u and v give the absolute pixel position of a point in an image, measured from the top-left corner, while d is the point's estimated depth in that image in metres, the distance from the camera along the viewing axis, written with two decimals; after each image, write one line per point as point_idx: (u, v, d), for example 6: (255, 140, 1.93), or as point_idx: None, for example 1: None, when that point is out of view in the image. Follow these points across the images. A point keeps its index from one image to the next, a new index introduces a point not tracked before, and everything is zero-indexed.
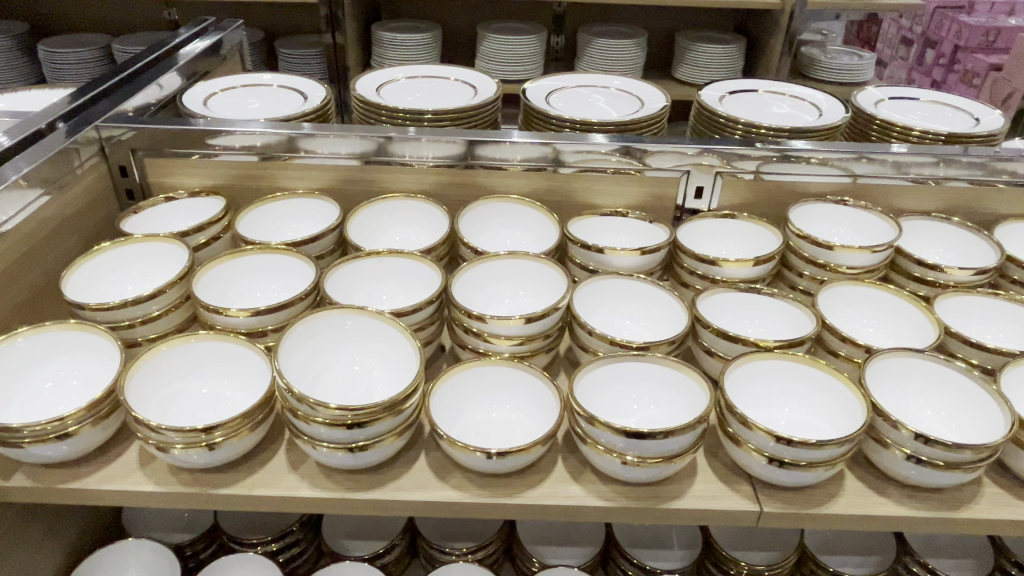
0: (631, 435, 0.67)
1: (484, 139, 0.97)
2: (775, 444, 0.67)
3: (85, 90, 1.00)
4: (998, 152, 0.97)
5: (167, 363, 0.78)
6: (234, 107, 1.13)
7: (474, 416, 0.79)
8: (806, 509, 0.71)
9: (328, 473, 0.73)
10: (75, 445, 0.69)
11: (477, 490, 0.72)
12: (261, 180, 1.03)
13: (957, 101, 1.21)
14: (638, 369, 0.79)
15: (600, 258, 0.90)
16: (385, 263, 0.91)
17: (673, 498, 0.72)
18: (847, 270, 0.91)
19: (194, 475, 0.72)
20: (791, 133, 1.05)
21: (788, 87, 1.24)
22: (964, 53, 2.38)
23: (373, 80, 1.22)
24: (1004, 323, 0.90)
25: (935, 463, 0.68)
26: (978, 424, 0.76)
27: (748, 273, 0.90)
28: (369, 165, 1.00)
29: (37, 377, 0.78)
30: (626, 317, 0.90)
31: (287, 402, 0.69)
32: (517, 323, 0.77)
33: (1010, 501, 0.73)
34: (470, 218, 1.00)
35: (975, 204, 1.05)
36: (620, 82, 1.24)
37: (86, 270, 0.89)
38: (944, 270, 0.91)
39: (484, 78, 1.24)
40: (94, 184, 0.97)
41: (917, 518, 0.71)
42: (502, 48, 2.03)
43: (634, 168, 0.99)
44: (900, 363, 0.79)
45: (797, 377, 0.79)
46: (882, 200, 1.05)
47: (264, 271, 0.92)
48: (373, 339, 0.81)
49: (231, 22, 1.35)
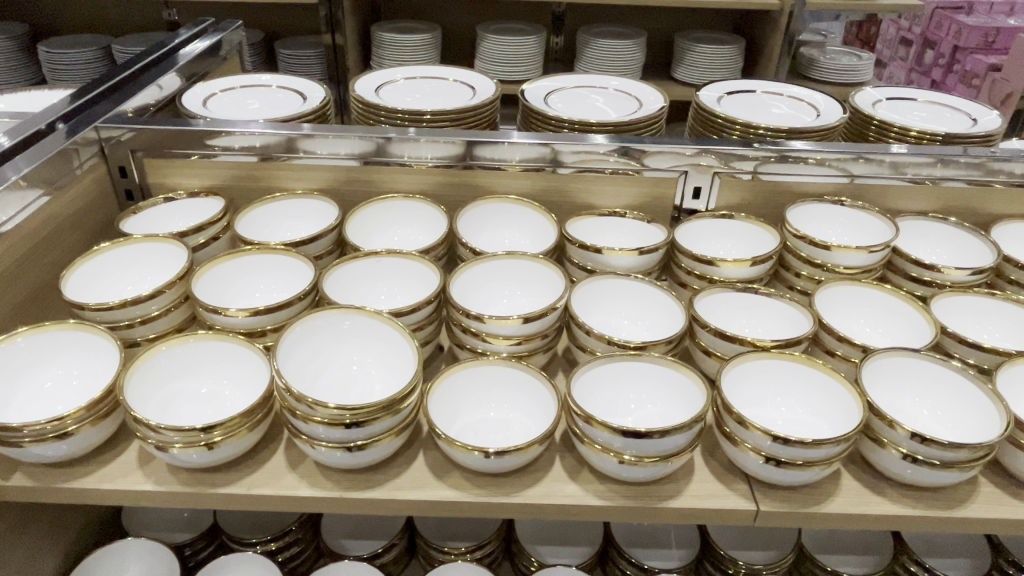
0: (628, 434, 0.67)
1: (482, 139, 0.97)
2: (772, 444, 0.68)
3: (85, 91, 1.00)
4: (996, 152, 0.98)
5: (166, 363, 0.78)
6: (234, 108, 1.13)
7: (472, 415, 0.79)
8: (802, 508, 0.72)
9: (326, 472, 0.74)
10: (75, 444, 0.70)
11: (475, 489, 0.72)
12: (261, 181, 1.03)
13: (955, 102, 1.21)
14: (636, 369, 0.79)
15: (598, 258, 0.90)
16: (383, 263, 0.91)
17: (670, 497, 0.72)
18: (844, 270, 0.92)
19: (193, 474, 0.73)
20: (789, 133, 1.05)
21: (786, 88, 1.24)
22: (964, 53, 2.38)
23: (372, 80, 1.22)
24: (1001, 323, 0.90)
25: (931, 463, 0.69)
26: (973, 423, 0.76)
27: (745, 273, 0.90)
28: (368, 166, 1.01)
29: (37, 376, 0.78)
30: (624, 317, 0.90)
31: (286, 401, 0.69)
32: (515, 323, 0.77)
33: (1006, 500, 0.73)
34: (469, 218, 1.00)
35: (973, 204, 1.05)
36: (618, 82, 1.25)
37: (86, 271, 0.89)
38: (940, 270, 0.91)
39: (483, 78, 1.25)
40: (94, 185, 0.97)
41: (913, 517, 0.72)
42: (502, 48, 2.03)
43: (632, 168, 0.99)
44: (896, 362, 0.80)
45: (793, 376, 0.80)
46: (879, 200, 1.05)
47: (263, 271, 0.92)
48: (371, 339, 0.81)
49: (231, 22, 1.35)
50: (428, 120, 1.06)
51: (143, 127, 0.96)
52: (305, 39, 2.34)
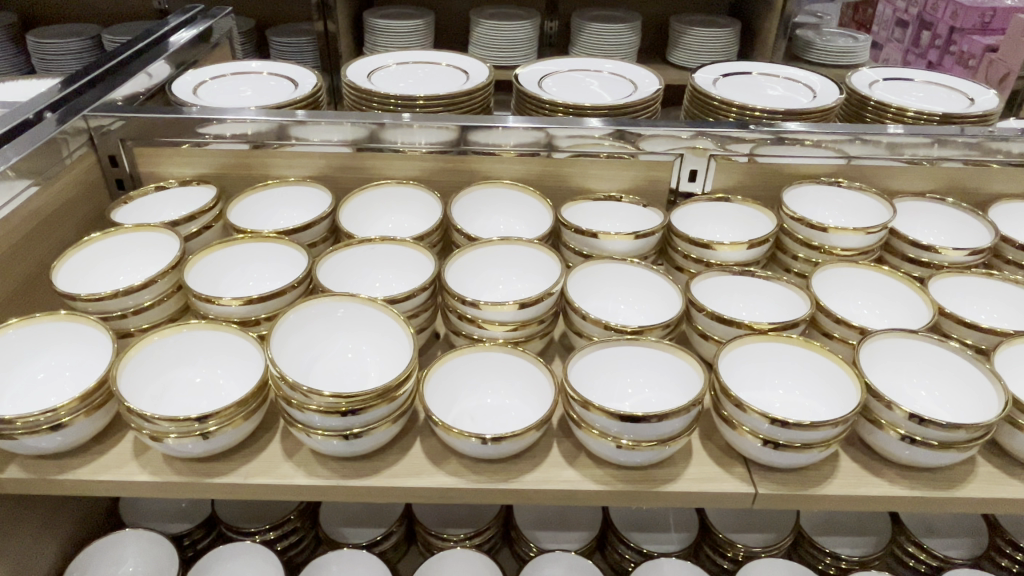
0: (626, 419, 0.66)
1: (476, 124, 0.96)
2: (770, 426, 0.67)
3: (72, 80, 0.98)
4: (993, 131, 0.97)
5: (160, 353, 0.77)
6: (225, 95, 1.12)
7: (468, 402, 0.79)
8: (800, 490, 0.72)
9: (322, 460, 0.73)
10: (69, 436, 0.69)
11: (473, 475, 0.72)
12: (253, 169, 1.02)
13: (951, 82, 1.20)
14: (632, 353, 0.79)
15: (595, 243, 0.89)
16: (378, 250, 0.90)
17: (668, 481, 0.72)
18: (842, 252, 0.91)
19: (189, 464, 0.72)
20: (785, 115, 1.03)
21: (782, 69, 1.23)
22: (960, 34, 2.34)
23: (363, 66, 1.21)
24: (998, 303, 0.90)
25: (930, 444, 0.68)
26: (972, 404, 0.76)
27: (742, 256, 0.90)
28: (361, 152, 0.99)
29: (28, 369, 0.77)
30: (620, 301, 0.90)
31: (280, 390, 0.68)
32: (511, 309, 0.76)
33: (1004, 480, 0.73)
34: (463, 204, 0.99)
35: (970, 185, 1.04)
36: (612, 66, 1.23)
37: (78, 261, 0.88)
38: (938, 251, 0.91)
39: (477, 63, 1.23)
40: (84, 174, 0.96)
41: (910, 498, 0.72)
42: (496, 33, 2.00)
43: (628, 152, 0.98)
44: (895, 344, 0.79)
45: (791, 360, 0.79)
46: (877, 181, 1.04)
47: (257, 261, 0.91)
48: (366, 325, 0.80)
49: (220, 9, 1.34)
50: (420, 105, 1.04)
51: (132, 115, 0.95)
52: (299, 26, 2.32)
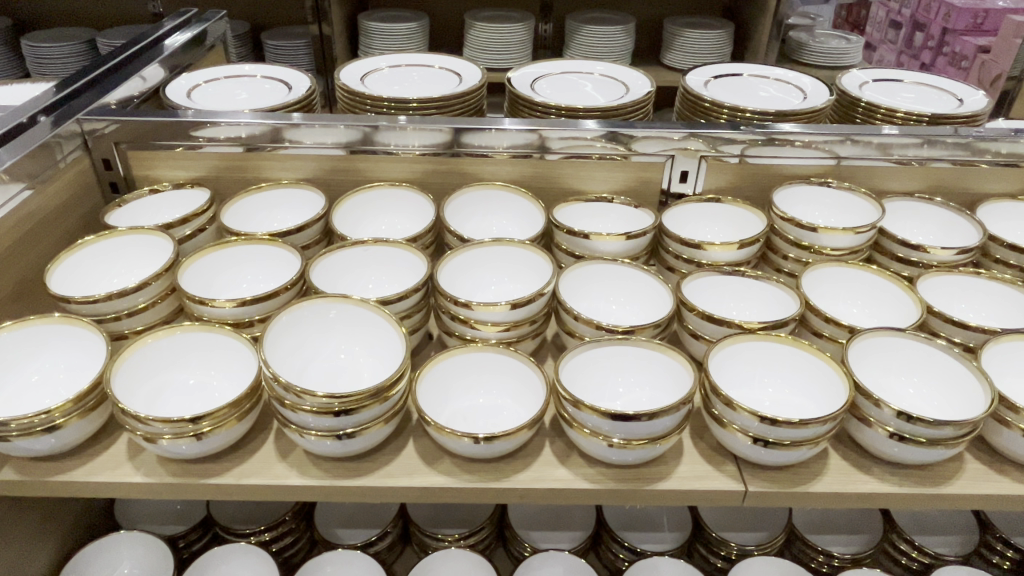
0: (617, 418, 0.67)
1: (470, 126, 0.96)
2: (759, 424, 0.68)
3: (65, 84, 0.99)
4: (982, 131, 0.98)
5: (154, 354, 0.78)
6: (218, 99, 1.12)
7: (461, 402, 0.80)
8: (790, 487, 0.72)
9: (316, 461, 0.74)
10: (64, 438, 0.69)
11: (465, 475, 0.72)
12: (246, 171, 1.02)
13: (940, 82, 1.21)
14: (624, 353, 0.79)
15: (586, 244, 0.90)
16: (371, 252, 0.91)
17: (659, 480, 0.73)
18: (831, 252, 0.92)
19: (183, 466, 0.73)
20: (776, 116, 1.04)
21: (772, 70, 1.24)
22: (953, 35, 2.36)
23: (356, 69, 1.21)
24: (986, 302, 0.91)
25: (918, 441, 0.69)
26: (959, 400, 0.77)
27: (733, 256, 0.90)
28: (354, 155, 1.00)
29: (23, 371, 0.78)
30: (612, 302, 0.91)
31: (274, 391, 0.69)
32: (503, 310, 0.77)
33: (991, 476, 0.74)
34: (456, 207, 1.00)
35: (959, 185, 1.05)
36: (604, 68, 1.24)
37: (72, 263, 0.89)
38: (927, 250, 0.91)
39: (470, 66, 1.24)
40: (78, 177, 0.96)
41: (899, 495, 0.72)
42: (490, 35, 2.01)
43: (619, 153, 0.99)
44: (883, 343, 0.80)
45: (781, 359, 0.80)
46: (867, 181, 1.05)
47: (250, 263, 0.92)
48: (360, 326, 0.81)
49: (214, 13, 1.34)
50: (414, 108, 1.05)
51: (126, 119, 0.95)
52: (294, 29, 2.33)
